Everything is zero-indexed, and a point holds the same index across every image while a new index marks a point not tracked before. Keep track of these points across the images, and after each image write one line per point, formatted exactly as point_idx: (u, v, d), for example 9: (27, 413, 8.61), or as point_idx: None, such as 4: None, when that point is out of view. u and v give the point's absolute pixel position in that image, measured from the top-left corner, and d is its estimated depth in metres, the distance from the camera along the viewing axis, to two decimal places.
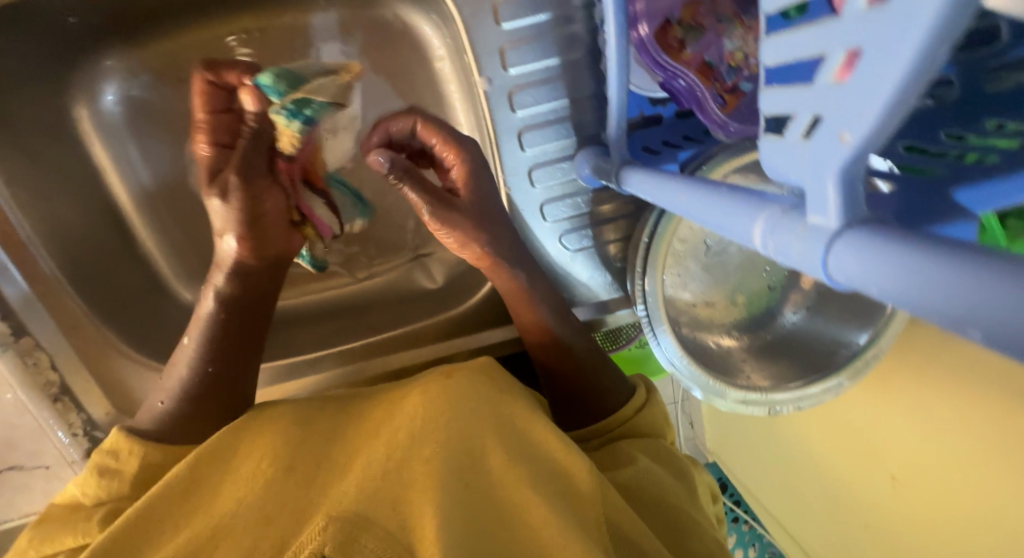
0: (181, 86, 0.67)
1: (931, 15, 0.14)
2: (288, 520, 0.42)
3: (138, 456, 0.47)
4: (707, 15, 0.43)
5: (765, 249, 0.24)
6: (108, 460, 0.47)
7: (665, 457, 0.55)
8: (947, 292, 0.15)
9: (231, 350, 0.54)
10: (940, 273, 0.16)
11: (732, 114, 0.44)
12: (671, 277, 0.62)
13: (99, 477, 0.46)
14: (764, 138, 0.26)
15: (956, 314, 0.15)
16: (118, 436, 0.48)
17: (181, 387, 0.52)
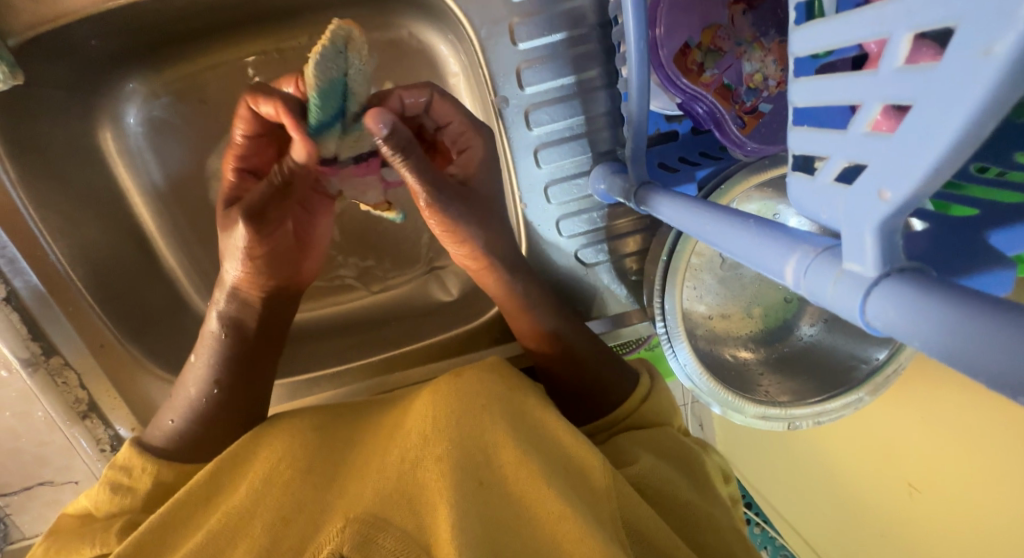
0: (201, 107, 0.68)
1: (980, 90, 0.14)
2: (305, 523, 0.43)
3: (149, 473, 0.48)
4: (727, 38, 0.43)
5: (797, 288, 0.25)
6: (120, 477, 0.47)
7: (678, 448, 0.54)
8: (993, 348, 0.15)
9: (240, 374, 0.54)
10: (982, 327, 0.16)
11: (750, 135, 0.44)
12: (688, 290, 0.62)
13: (111, 494, 0.46)
14: (792, 176, 0.27)
15: (1004, 375, 0.15)
16: (129, 451, 0.49)
17: (192, 407, 0.52)
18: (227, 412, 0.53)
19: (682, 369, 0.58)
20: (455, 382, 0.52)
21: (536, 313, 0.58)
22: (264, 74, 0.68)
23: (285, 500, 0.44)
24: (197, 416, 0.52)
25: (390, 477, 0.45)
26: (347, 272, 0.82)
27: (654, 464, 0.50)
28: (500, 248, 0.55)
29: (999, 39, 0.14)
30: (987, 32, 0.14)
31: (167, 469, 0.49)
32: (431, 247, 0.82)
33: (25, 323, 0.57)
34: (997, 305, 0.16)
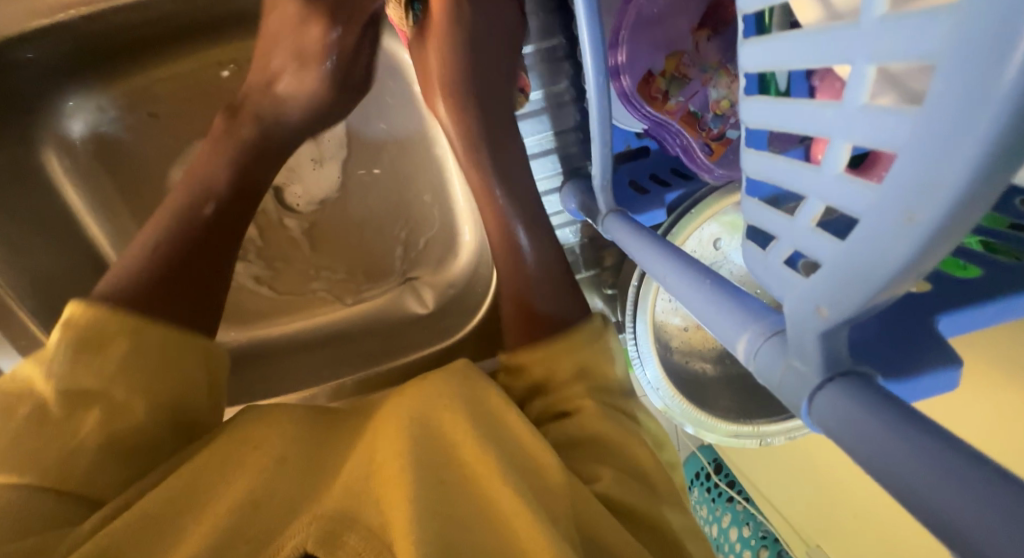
0: (152, 121, 0.66)
1: (909, 248, 0.14)
2: (270, 515, 0.34)
3: (117, 337, 0.35)
4: (692, 65, 0.41)
5: (748, 363, 0.24)
6: (74, 337, 0.34)
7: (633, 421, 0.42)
8: (930, 483, 0.14)
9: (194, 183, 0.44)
10: (934, 451, 0.15)
11: (718, 161, 0.43)
12: (661, 304, 0.61)
13: (72, 356, 0.34)
14: (744, 244, 0.26)
15: (929, 517, 0.14)
16: (88, 312, 0.35)
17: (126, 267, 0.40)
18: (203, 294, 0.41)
19: (654, 389, 0.58)
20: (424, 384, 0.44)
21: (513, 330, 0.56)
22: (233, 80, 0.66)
23: (252, 479, 0.35)
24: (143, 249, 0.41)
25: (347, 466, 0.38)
26: (319, 285, 0.79)
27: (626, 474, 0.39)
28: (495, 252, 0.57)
29: (920, 208, 0.13)
30: (906, 197, 0.13)
31: (133, 331, 0.36)
32: (405, 259, 0.80)
33: None
34: (930, 434, 0.15)
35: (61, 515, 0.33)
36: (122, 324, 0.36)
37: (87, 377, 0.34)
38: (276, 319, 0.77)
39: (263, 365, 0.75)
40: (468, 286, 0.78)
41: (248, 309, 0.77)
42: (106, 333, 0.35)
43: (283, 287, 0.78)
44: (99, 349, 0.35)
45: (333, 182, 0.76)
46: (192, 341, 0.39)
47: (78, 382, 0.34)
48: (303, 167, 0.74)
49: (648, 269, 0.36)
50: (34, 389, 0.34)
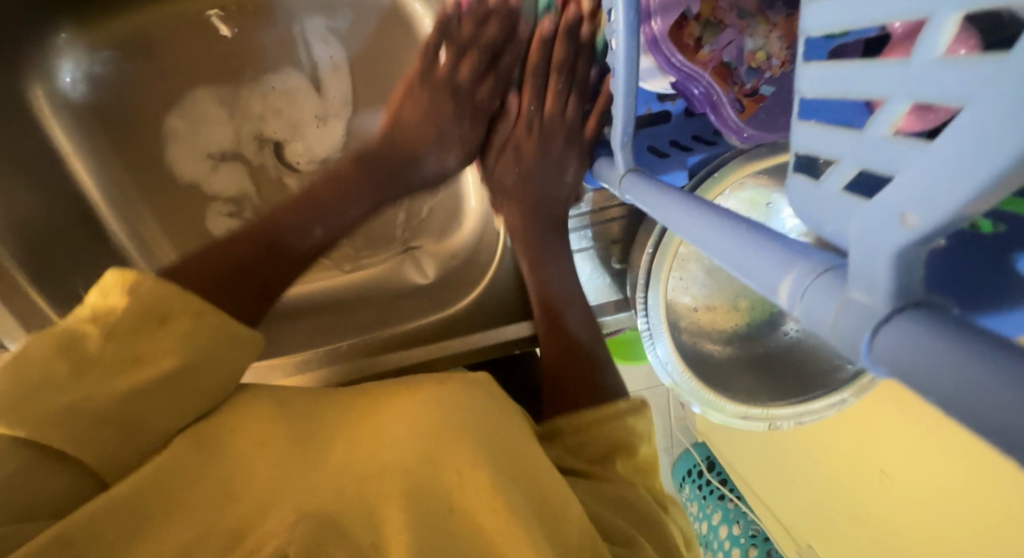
0: (149, 64, 0.65)
1: None
2: (251, 509, 0.30)
3: (164, 306, 0.36)
4: (728, 10, 0.39)
5: (789, 310, 0.20)
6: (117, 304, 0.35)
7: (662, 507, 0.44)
8: None
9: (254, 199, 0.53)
10: None
11: (749, 120, 0.40)
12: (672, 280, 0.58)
13: (117, 317, 0.34)
14: (793, 181, 0.23)
15: None
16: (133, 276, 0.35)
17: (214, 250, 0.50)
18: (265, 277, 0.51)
19: (663, 365, 0.55)
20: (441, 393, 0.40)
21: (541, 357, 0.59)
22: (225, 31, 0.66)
23: (238, 473, 0.32)
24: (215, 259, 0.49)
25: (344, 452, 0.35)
26: None
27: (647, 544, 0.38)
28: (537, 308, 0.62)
29: None
30: None
31: (172, 299, 0.36)
32: (406, 228, 0.80)
33: None
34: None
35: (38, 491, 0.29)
36: (184, 304, 0.37)
37: (149, 345, 0.35)
38: None
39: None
40: (471, 258, 0.76)
41: None
42: (164, 309, 0.36)
43: None
44: (159, 324, 0.35)
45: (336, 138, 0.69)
46: (244, 335, 0.40)
47: (135, 344, 0.34)
48: (307, 124, 0.69)
49: (674, 227, 0.34)
50: (83, 344, 0.33)
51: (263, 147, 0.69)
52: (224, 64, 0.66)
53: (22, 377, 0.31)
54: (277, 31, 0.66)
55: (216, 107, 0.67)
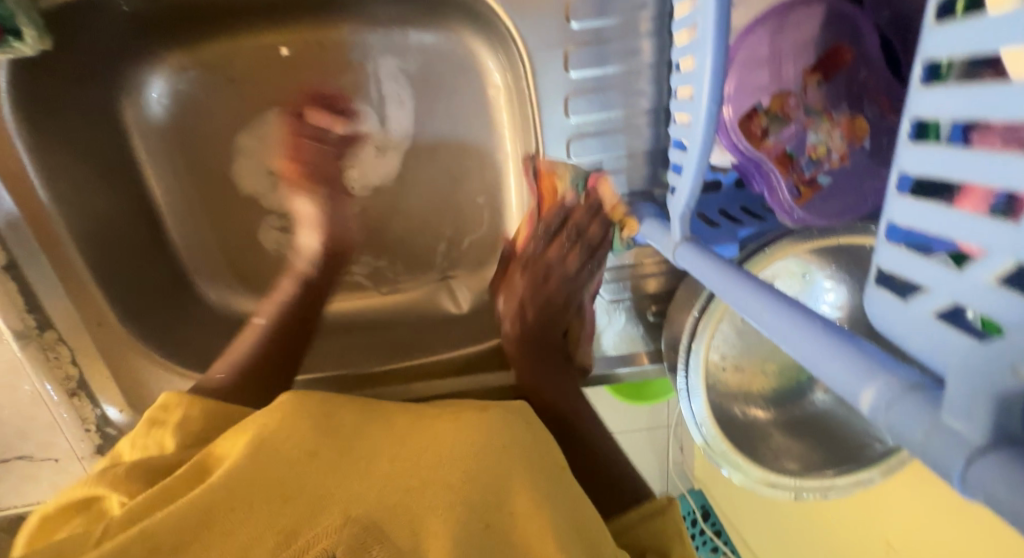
0: (229, 87, 0.69)
1: None
2: (303, 508, 0.36)
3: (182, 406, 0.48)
4: (796, 107, 0.41)
5: (872, 418, 0.22)
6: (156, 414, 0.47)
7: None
8: None
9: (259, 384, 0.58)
10: None
11: (804, 206, 0.42)
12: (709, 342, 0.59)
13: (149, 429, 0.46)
14: (873, 291, 0.25)
15: None
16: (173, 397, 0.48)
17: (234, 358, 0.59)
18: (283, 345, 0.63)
19: (695, 423, 0.57)
20: (480, 419, 0.45)
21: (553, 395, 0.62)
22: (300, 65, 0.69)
23: (287, 480, 0.37)
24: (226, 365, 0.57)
25: (389, 475, 0.39)
26: (358, 269, 0.81)
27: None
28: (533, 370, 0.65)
29: None
30: None
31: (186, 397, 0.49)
32: (447, 256, 0.80)
33: (23, 293, 0.56)
34: None
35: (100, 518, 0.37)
36: (179, 400, 0.48)
37: (156, 438, 0.47)
38: None
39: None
40: None
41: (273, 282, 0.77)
42: (171, 409, 0.48)
43: None
44: (164, 424, 0.47)
45: (391, 170, 0.75)
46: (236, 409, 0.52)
47: (151, 440, 0.46)
48: (366, 153, 0.74)
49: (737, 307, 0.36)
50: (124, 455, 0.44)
51: None
52: (297, 90, 0.70)
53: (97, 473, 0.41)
54: (353, 67, 0.70)
55: (286, 128, 0.71)
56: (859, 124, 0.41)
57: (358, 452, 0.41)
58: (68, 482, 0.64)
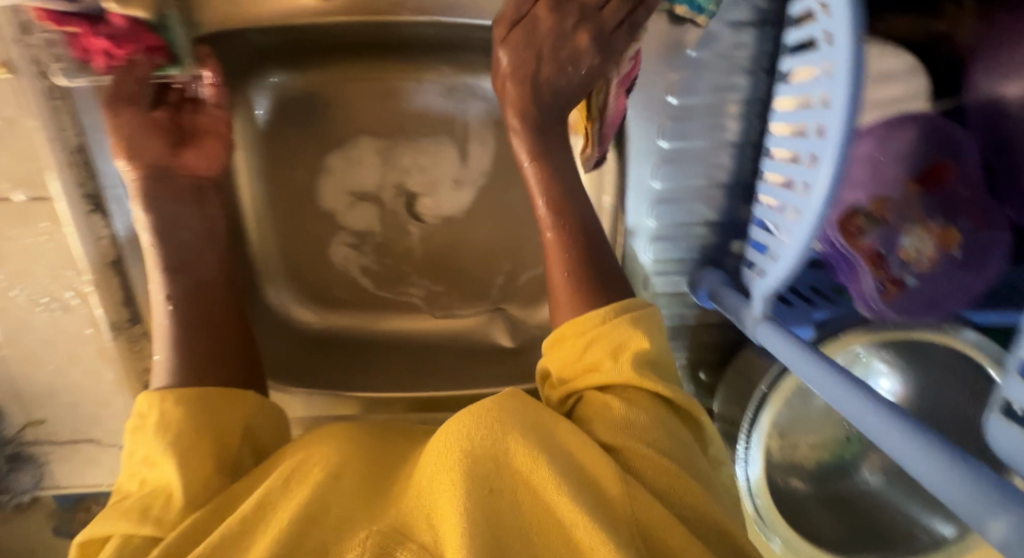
0: (329, 112, 0.73)
1: None
2: (329, 529, 0.42)
3: (156, 408, 0.45)
4: (894, 211, 0.43)
5: (1001, 549, 0.24)
6: (136, 421, 0.45)
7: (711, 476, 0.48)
8: None
9: (197, 367, 0.49)
10: None
11: (888, 302, 0.44)
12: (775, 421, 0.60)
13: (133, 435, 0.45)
14: (999, 420, 0.27)
15: None
16: (150, 398, 0.46)
17: (171, 337, 0.51)
18: (198, 301, 0.53)
19: (749, 490, 0.58)
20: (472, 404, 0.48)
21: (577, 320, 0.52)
22: (400, 102, 0.73)
23: (310, 498, 0.43)
24: (185, 344, 0.51)
25: (420, 494, 0.43)
26: (414, 291, 0.82)
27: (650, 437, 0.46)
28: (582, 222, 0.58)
29: None
30: None
31: (166, 395, 0.46)
32: (502, 289, 0.83)
33: (121, 288, 0.58)
34: None
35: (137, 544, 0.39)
36: (141, 402, 0.46)
37: (140, 443, 0.44)
38: (366, 313, 0.82)
39: (335, 350, 0.80)
40: None
41: (335, 295, 0.81)
42: (142, 413, 0.45)
43: (383, 284, 0.81)
44: (139, 427, 0.45)
45: (463, 204, 0.78)
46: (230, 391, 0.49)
47: (140, 450, 0.44)
48: (443, 185, 0.77)
49: (839, 405, 0.38)
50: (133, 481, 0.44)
51: (401, 196, 0.76)
52: (390, 122, 0.74)
53: (127, 512, 0.41)
54: (445, 108, 0.74)
55: (372, 155, 0.74)
56: (951, 234, 0.43)
57: (374, 482, 0.48)
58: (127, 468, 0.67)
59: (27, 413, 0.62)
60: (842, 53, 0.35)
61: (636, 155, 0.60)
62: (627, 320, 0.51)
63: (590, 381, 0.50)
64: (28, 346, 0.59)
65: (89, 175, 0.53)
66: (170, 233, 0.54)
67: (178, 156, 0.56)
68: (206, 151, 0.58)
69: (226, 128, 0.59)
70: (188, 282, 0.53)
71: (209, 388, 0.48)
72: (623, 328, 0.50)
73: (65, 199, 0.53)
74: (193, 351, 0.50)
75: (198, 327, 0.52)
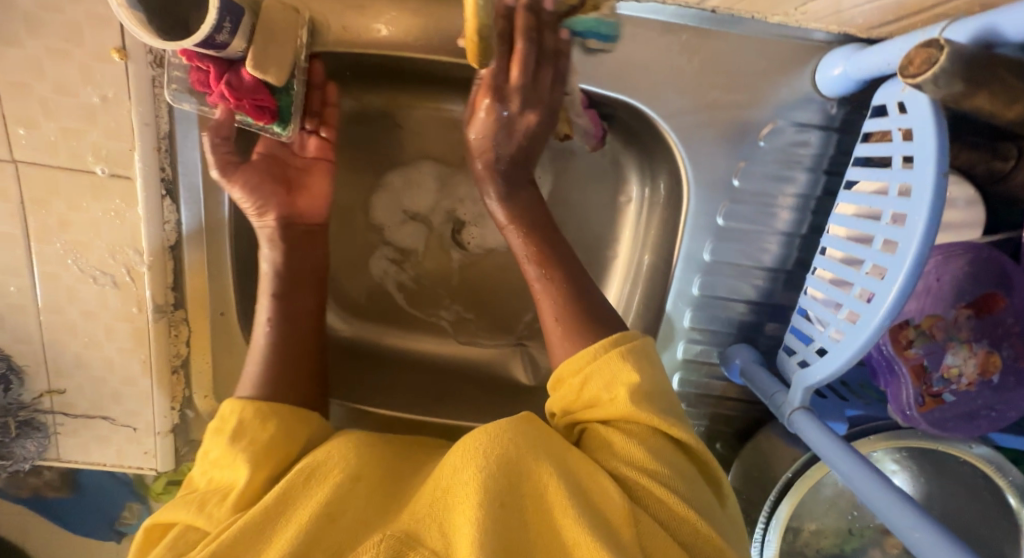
0: (397, 133, 0.75)
1: None
2: (345, 532, 0.42)
3: (238, 413, 0.47)
4: (942, 330, 0.47)
5: None
6: (216, 424, 0.47)
7: (721, 517, 0.47)
8: None
9: (275, 383, 0.51)
10: None
11: (926, 414, 0.46)
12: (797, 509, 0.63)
13: (213, 435, 0.47)
14: None
15: None
16: (236, 404, 0.48)
17: (263, 352, 0.53)
18: (296, 315, 0.56)
19: None
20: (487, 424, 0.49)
21: (570, 359, 0.53)
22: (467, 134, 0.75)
23: (328, 498, 0.43)
24: (277, 363, 0.53)
25: (441, 503, 0.43)
26: (445, 314, 0.83)
27: (661, 469, 0.46)
28: (565, 275, 0.59)
29: None
30: None
31: (249, 406, 0.48)
32: (529, 326, 0.84)
33: (174, 272, 0.60)
34: None
35: (196, 535, 0.42)
36: (230, 405, 0.48)
37: (214, 444, 0.46)
38: (392, 328, 0.82)
39: (362, 359, 0.80)
40: None
41: (366, 306, 0.81)
42: (225, 416, 0.47)
43: (415, 303, 0.82)
44: (219, 430, 0.47)
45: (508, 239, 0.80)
46: (303, 410, 0.51)
47: (213, 451, 0.46)
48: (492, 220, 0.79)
49: (874, 506, 0.39)
50: (201, 475, 0.47)
51: (450, 222, 0.79)
52: (454, 152, 0.76)
53: (191, 502, 0.44)
54: None
55: (431, 179, 0.77)
56: (993, 360, 0.47)
57: (393, 489, 0.48)
58: (135, 451, 0.67)
59: (48, 382, 0.61)
60: (925, 186, 0.38)
61: (695, 230, 0.62)
62: (620, 353, 0.50)
63: (593, 416, 0.49)
64: (68, 316, 0.59)
65: (169, 160, 0.55)
66: (280, 264, 0.57)
67: (296, 201, 0.60)
68: (322, 191, 0.62)
69: (329, 158, 0.62)
70: (296, 295, 0.57)
71: (296, 407, 0.51)
72: (614, 363, 0.50)
73: (143, 181, 0.54)
74: (284, 367, 0.53)
75: (281, 348, 0.54)
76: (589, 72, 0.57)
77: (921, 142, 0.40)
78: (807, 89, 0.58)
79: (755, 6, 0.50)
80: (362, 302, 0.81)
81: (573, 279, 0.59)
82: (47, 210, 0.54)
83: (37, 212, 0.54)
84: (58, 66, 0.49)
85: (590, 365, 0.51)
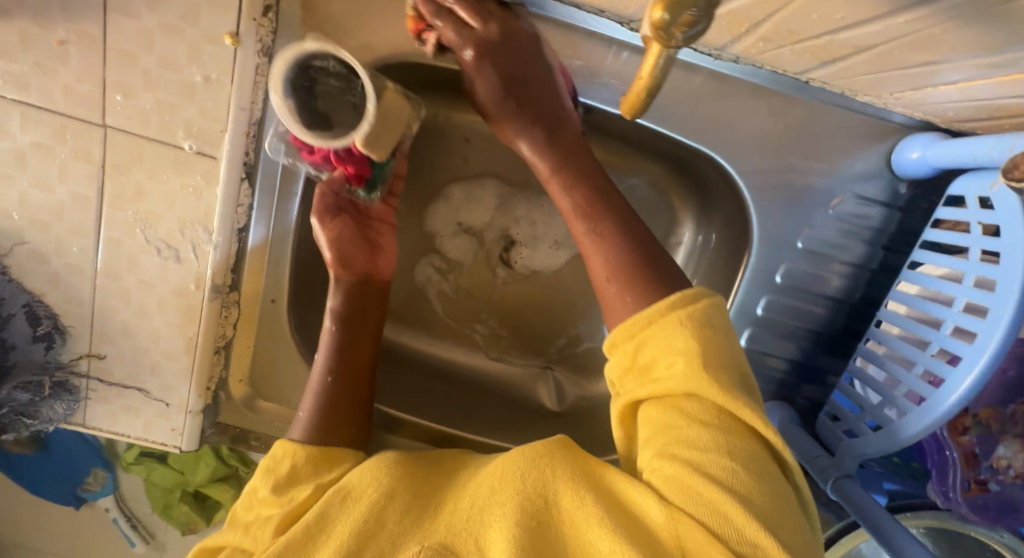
0: (463, 146, 0.75)
1: None
2: (387, 542, 0.42)
3: (287, 456, 0.48)
4: (998, 423, 0.51)
5: None
6: (269, 462, 0.48)
7: (794, 521, 0.40)
8: None
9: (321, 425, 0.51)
10: None
11: (968, 498, 0.51)
12: None
13: (264, 476, 0.47)
14: None
15: None
16: (286, 445, 0.49)
17: (318, 400, 0.53)
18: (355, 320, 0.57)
19: None
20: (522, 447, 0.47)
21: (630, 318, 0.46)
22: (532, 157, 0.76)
23: (367, 514, 0.43)
24: (329, 395, 0.54)
25: (476, 520, 0.43)
26: (479, 328, 0.83)
27: (715, 458, 0.40)
28: (624, 227, 0.51)
29: None
30: None
31: (297, 450, 0.48)
32: (560, 351, 0.85)
33: (236, 255, 0.60)
34: None
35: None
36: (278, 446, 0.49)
37: (261, 482, 0.47)
38: (424, 333, 0.82)
39: (388, 362, 0.78)
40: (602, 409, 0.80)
41: (402, 309, 0.81)
42: (274, 457, 0.48)
43: (452, 313, 0.83)
44: (267, 470, 0.47)
45: (555, 264, 0.81)
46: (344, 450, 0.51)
47: (260, 487, 0.47)
48: (543, 243, 0.80)
49: None
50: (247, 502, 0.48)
51: (501, 240, 0.80)
52: (517, 171, 0.77)
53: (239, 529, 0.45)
54: None
55: (492, 196, 0.78)
56: None
57: (432, 496, 0.46)
58: (162, 426, 0.66)
59: (90, 345, 0.61)
60: (1012, 282, 0.40)
61: (752, 284, 0.63)
62: (679, 319, 0.44)
63: (645, 394, 0.44)
64: (124, 284, 0.58)
65: (254, 145, 0.56)
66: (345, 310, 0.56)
67: (374, 260, 0.59)
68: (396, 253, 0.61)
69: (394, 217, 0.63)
70: (358, 330, 0.57)
71: (325, 446, 0.50)
72: (674, 329, 0.44)
73: (226, 163, 0.55)
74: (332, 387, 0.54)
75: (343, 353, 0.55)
76: (679, 123, 0.58)
77: (1008, 241, 0.41)
78: (879, 165, 0.60)
79: (852, 86, 0.52)
80: (401, 306, 0.80)
81: (631, 232, 0.51)
82: (126, 177, 0.54)
83: (115, 177, 0.54)
84: (168, 42, 0.49)
85: (643, 331, 0.45)
